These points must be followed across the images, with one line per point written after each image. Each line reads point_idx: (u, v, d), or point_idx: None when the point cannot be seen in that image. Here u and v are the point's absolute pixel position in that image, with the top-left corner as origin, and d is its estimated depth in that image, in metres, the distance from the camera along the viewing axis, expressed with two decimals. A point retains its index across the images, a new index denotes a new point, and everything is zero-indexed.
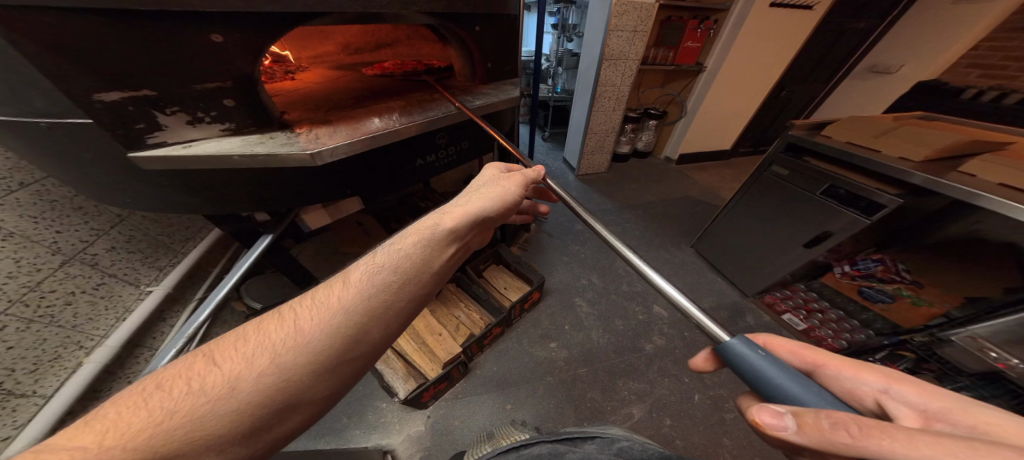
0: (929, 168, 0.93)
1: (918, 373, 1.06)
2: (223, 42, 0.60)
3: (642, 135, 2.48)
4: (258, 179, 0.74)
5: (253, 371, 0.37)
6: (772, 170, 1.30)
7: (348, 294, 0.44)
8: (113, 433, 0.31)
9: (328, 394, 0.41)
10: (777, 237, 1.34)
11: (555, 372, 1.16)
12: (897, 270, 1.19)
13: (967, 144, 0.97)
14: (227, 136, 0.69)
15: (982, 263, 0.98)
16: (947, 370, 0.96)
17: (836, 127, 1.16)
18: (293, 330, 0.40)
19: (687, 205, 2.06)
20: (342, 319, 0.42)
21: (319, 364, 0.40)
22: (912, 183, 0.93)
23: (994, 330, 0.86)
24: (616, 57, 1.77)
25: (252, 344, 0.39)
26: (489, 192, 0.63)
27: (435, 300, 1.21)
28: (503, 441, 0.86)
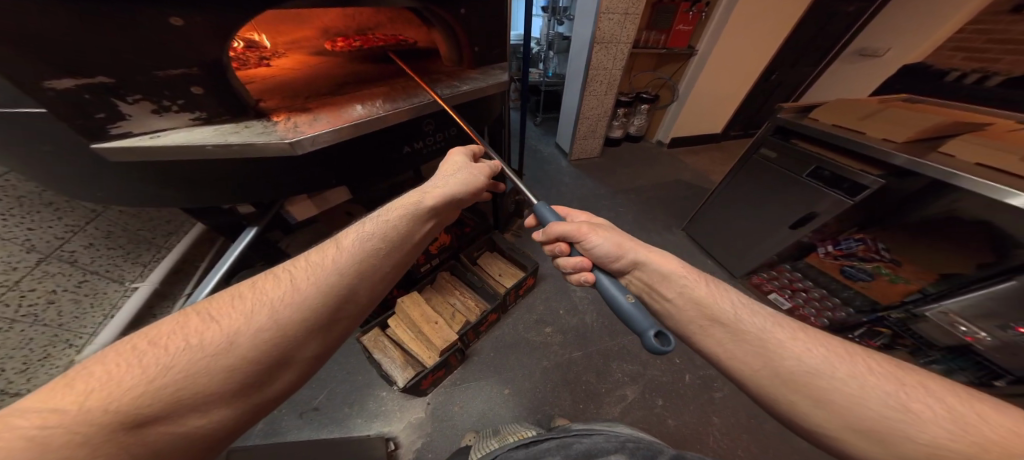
0: (911, 149, 0.95)
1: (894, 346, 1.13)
2: (184, 26, 0.57)
3: (634, 120, 2.45)
4: (234, 171, 0.71)
5: (251, 325, 0.39)
6: (760, 152, 1.32)
7: (346, 258, 0.49)
8: (97, 394, 0.31)
9: (316, 351, 0.44)
10: (763, 220, 1.37)
11: (550, 356, 1.18)
12: (877, 249, 1.23)
13: (946, 127, 1.00)
14: (198, 125, 0.67)
15: (957, 241, 1.02)
16: (924, 345, 1.01)
17: (824, 110, 1.18)
18: (290, 287, 0.43)
19: (679, 188, 2.07)
20: (335, 279, 0.46)
21: (312, 320, 0.43)
22: (894, 164, 0.96)
23: (964, 304, 0.87)
24: (607, 41, 1.73)
25: (251, 301, 0.41)
26: (462, 177, 0.69)
27: (431, 287, 1.20)
28: (510, 437, 0.84)
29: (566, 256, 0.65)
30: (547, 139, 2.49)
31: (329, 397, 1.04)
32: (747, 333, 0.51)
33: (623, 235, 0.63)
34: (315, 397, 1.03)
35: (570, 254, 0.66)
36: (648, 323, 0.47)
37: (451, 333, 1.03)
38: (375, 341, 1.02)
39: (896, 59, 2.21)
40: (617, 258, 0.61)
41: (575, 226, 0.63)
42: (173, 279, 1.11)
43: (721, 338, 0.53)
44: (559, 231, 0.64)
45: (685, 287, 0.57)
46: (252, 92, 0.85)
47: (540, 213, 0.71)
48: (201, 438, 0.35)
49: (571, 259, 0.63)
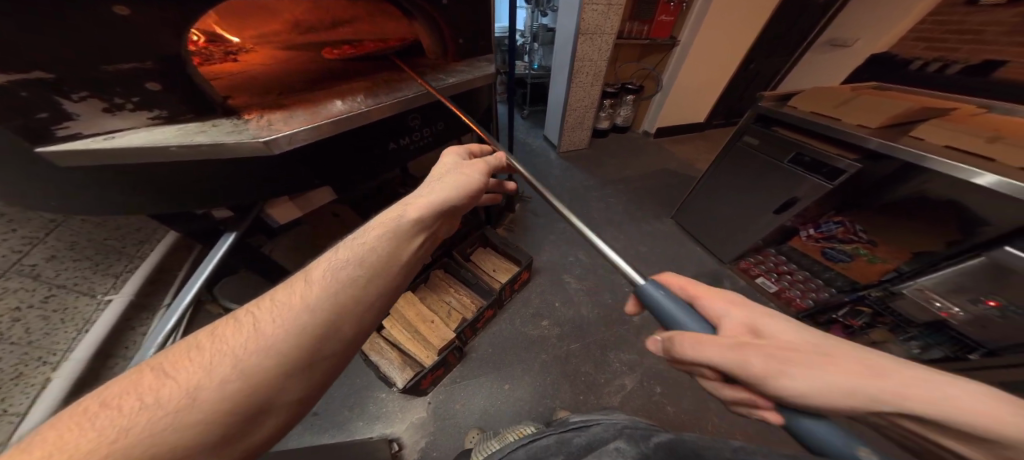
0: (885, 134, 0.99)
1: (873, 326, 1.12)
2: (131, 15, 0.52)
3: (621, 111, 2.47)
4: (203, 175, 0.67)
5: (215, 376, 0.35)
6: (743, 140, 1.35)
7: (318, 290, 0.43)
8: (60, 457, 0.28)
9: (300, 395, 0.38)
10: (747, 206, 1.39)
11: (548, 349, 1.19)
12: (855, 230, 1.28)
13: (914, 113, 1.04)
14: (159, 125, 0.62)
15: (923, 219, 1.08)
16: (900, 323, 1.03)
17: (802, 98, 1.21)
18: (254, 331, 0.38)
19: (666, 177, 2.10)
20: (307, 317, 0.40)
21: (287, 362, 0.38)
22: (868, 148, 0.99)
23: (937, 281, 0.90)
24: (592, 32, 1.73)
25: (212, 352, 0.36)
26: (451, 180, 0.65)
27: (424, 287, 1.17)
28: (510, 436, 0.84)
29: (723, 384, 0.43)
30: (535, 132, 2.47)
31: (327, 401, 1.01)
32: None
33: (809, 357, 0.35)
34: None
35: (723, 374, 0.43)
36: None
37: (448, 332, 1.02)
38: (370, 344, 1.00)
39: (863, 47, 2.30)
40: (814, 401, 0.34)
41: (710, 344, 0.40)
42: (149, 290, 1.05)
43: None
44: (703, 358, 0.40)
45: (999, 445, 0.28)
46: (218, 88, 0.80)
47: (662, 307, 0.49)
48: None
49: (730, 389, 0.43)
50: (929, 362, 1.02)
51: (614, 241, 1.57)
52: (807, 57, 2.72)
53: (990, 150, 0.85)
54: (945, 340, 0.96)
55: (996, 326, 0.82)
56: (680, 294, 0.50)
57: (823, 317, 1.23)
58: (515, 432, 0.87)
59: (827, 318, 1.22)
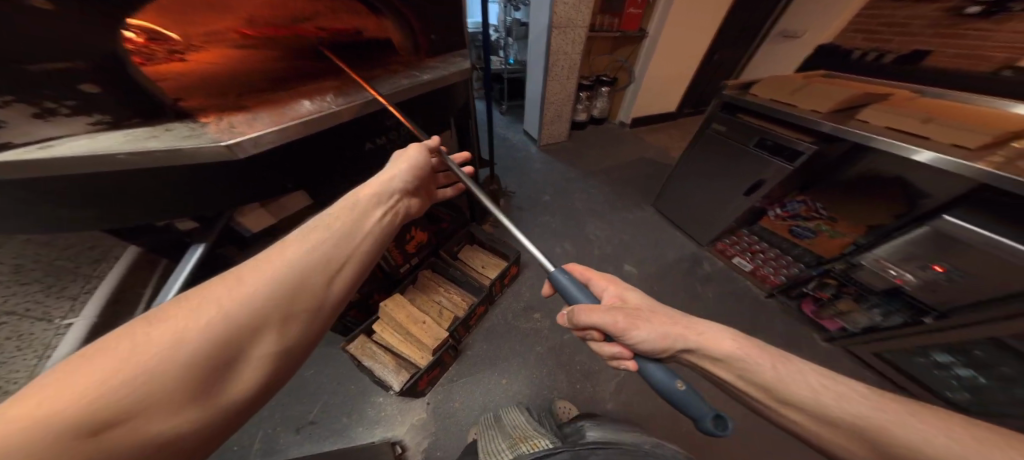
0: (834, 118, 1.06)
1: (839, 297, 1.19)
2: (51, 7, 0.46)
3: (597, 103, 2.51)
4: (155, 186, 0.58)
5: (207, 317, 0.36)
6: (711, 127, 1.40)
7: (280, 259, 0.44)
8: (50, 398, 0.27)
9: (286, 340, 0.41)
10: (718, 189, 1.44)
11: (542, 341, 1.20)
12: (816, 208, 1.38)
13: (858, 98, 1.13)
14: (101, 131, 0.57)
15: (880, 196, 1.20)
16: (862, 291, 1.10)
17: (761, 87, 1.28)
18: (245, 281, 0.40)
19: (643, 166, 2.16)
20: (292, 269, 0.44)
21: (276, 306, 0.40)
22: (821, 131, 1.07)
23: (891, 250, 0.97)
24: (564, 25, 1.73)
25: (201, 300, 0.37)
26: (405, 167, 0.70)
27: (414, 288, 1.14)
28: (523, 446, 0.71)
29: (602, 343, 0.54)
30: (514, 127, 2.47)
31: (324, 409, 0.98)
32: (811, 410, 0.44)
33: (657, 322, 0.50)
34: (309, 411, 0.97)
35: (604, 338, 0.54)
36: (704, 406, 0.43)
37: (441, 331, 1.01)
38: (362, 349, 0.95)
39: (813, 37, 2.44)
40: (661, 350, 0.50)
41: (603, 314, 0.51)
42: (117, 309, 0.92)
43: (801, 420, 0.45)
44: (591, 322, 0.51)
45: (743, 370, 0.48)
46: (167, 77, 0.71)
47: (568, 291, 0.58)
48: (168, 444, 0.30)
49: (608, 346, 0.53)
50: (887, 328, 1.06)
51: (597, 232, 1.59)
52: (764, 48, 2.87)
53: (925, 130, 0.94)
54: (901, 306, 1.03)
55: (944, 289, 0.88)
56: (579, 279, 0.64)
57: (796, 291, 1.29)
58: (527, 443, 0.72)
59: (799, 291, 1.28)
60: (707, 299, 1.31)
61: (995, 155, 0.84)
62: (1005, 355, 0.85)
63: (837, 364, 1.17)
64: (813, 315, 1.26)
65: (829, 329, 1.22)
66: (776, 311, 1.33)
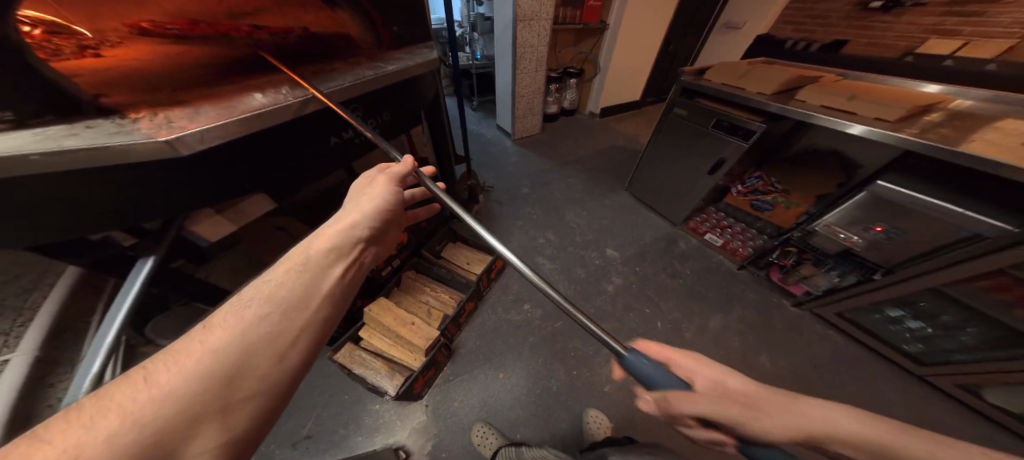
0: (777, 99, 1.15)
1: (800, 265, 1.24)
2: None
3: (566, 94, 2.55)
4: (88, 197, 0.49)
5: (106, 425, 0.23)
6: (674, 112, 1.45)
7: (221, 332, 0.30)
8: None
9: (237, 434, 0.27)
10: (684, 170, 1.49)
11: (535, 331, 1.21)
12: (772, 182, 1.50)
13: (796, 80, 1.24)
14: (4, 133, 0.46)
15: (823, 169, 1.32)
16: (820, 256, 1.16)
17: (713, 72, 1.35)
18: (177, 357, 0.28)
19: (614, 154, 2.22)
20: (245, 327, 0.30)
21: (215, 386, 0.27)
22: (769, 111, 1.14)
23: (841, 217, 1.04)
24: (529, 18, 1.73)
25: (112, 398, 0.25)
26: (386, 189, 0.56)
27: (398, 290, 1.10)
28: None
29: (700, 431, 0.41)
30: (486, 122, 2.44)
31: (319, 423, 0.93)
32: None
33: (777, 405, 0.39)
34: (303, 426, 0.92)
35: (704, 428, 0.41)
36: None
37: (432, 331, 0.96)
38: (350, 357, 0.92)
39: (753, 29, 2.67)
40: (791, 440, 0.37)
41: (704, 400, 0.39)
42: (62, 340, 0.63)
43: None
44: (689, 410, 0.40)
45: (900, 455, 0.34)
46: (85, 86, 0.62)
47: (647, 376, 0.44)
48: None
49: (704, 430, 0.41)
50: (846, 288, 1.11)
51: (577, 220, 1.62)
52: (711, 39, 3.07)
53: (851, 105, 1.04)
54: (853, 266, 1.10)
55: (886, 247, 0.98)
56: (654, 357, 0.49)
57: (763, 261, 1.33)
58: None
59: (766, 261, 1.32)
60: (685, 275, 1.38)
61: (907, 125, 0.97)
62: (947, 304, 0.95)
63: (806, 327, 1.20)
64: (781, 282, 1.30)
65: (795, 294, 1.27)
66: (748, 281, 1.38)
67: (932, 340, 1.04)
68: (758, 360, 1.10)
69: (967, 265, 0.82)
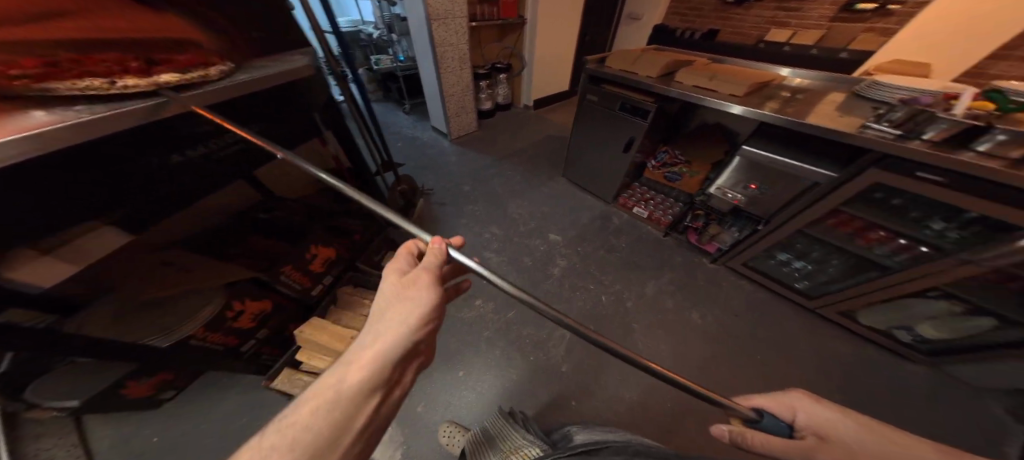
0: (662, 80, 1.22)
1: (709, 224, 1.43)
2: None
3: (498, 90, 2.58)
4: None
5: None
6: (587, 99, 1.49)
7: None
8: None
9: None
10: (605, 154, 1.59)
11: (490, 325, 1.25)
12: (676, 155, 1.62)
13: (682, 62, 1.32)
14: None
15: (705, 140, 1.57)
16: (722, 216, 1.37)
17: (614, 58, 1.37)
18: None
19: (551, 143, 2.31)
20: None
21: None
22: (660, 93, 1.21)
23: (731, 179, 1.23)
24: (443, 17, 1.72)
25: None
26: (419, 289, 0.47)
27: (335, 308, 1.07)
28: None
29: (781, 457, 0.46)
30: (422, 125, 2.39)
31: None
32: None
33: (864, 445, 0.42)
34: None
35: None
36: None
37: None
38: (291, 382, 0.93)
39: (653, 18, 2.97)
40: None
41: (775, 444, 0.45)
42: None
43: None
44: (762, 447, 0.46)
45: None
46: None
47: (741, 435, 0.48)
48: None
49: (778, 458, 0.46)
50: (743, 240, 1.29)
51: (520, 211, 1.68)
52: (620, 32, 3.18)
53: (714, 84, 1.12)
54: (745, 221, 1.33)
55: (761, 201, 1.16)
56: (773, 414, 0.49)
57: (681, 226, 1.52)
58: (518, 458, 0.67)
59: (684, 226, 1.51)
60: (620, 248, 1.51)
61: (754, 99, 1.10)
62: (813, 242, 1.17)
63: (722, 280, 1.37)
64: (698, 243, 1.46)
65: (710, 252, 1.44)
66: (673, 245, 1.53)
67: (813, 275, 1.23)
68: (688, 316, 1.25)
69: (808, 211, 1.01)
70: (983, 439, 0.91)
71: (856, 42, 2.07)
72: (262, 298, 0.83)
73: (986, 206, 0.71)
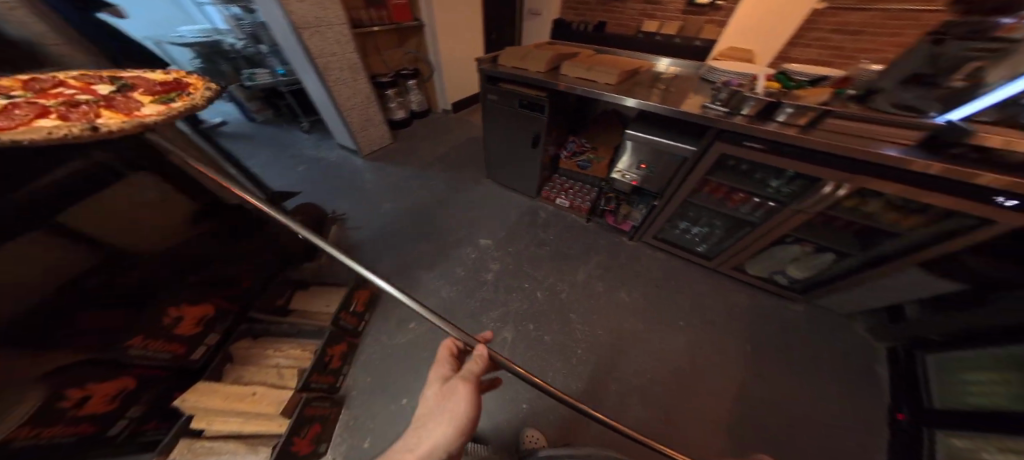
0: (550, 74, 1.26)
1: (618, 206, 1.50)
2: None
3: (409, 97, 2.48)
4: None
5: None
6: (489, 98, 1.47)
7: None
8: None
9: None
10: (517, 151, 1.60)
11: (428, 346, 1.21)
12: (582, 143, 1.68)
13: (568, 54, 1.35)
14: None
15: (600, 126, 1.69)
16: (625, 195, 1.45)
17: (506, 55, 1.36)
18: None
19: (473, 145, 2.29)
20: None
21: None
22: (548, 87, 1.24)
23: (628, 161, 1.27)
24: (314, 25, 1.55)
25: None
26: (455, 393, 0.57)
27: (233, 365, 1.04)
28: None
29: None
30: (326, 143, 2.24)
31: None
32: None
33: None
34: None
35: None
36: None
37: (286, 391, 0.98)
38: (194, 453, 0.85)
39: (549, 14, 3.00)
40: None
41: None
42: None
43: None
44: None
45: None
46: None
47: None
48: None
49: None
50: (647, 215, 1.39)
51: (448, 221, 1.63)
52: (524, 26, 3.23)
53: (592, 75, 1.18)
54: (648, 197, 1.43)
55: (651, 179, 1.23)
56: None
57: (599, 210, 1.60)
58: None
59: (600, 210, 1.59)
60: (549, 241, 1.54)
61: (628, 87, 1.17)
62: (702, 209, 1.29)
63: (642, 255, 1.46)
64: (615, 223, 1.54)
65: (625, 230, 1.53)
66: (596, 230, 1.60)
67: (711, 237, 1.36)
68: (618, 295, 1.31)
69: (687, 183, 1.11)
70: (852, 355, 1.10)
71: (703, 32, 2.34)
72: (118, 377, 0.76)
73: (799, 166, 0.88)
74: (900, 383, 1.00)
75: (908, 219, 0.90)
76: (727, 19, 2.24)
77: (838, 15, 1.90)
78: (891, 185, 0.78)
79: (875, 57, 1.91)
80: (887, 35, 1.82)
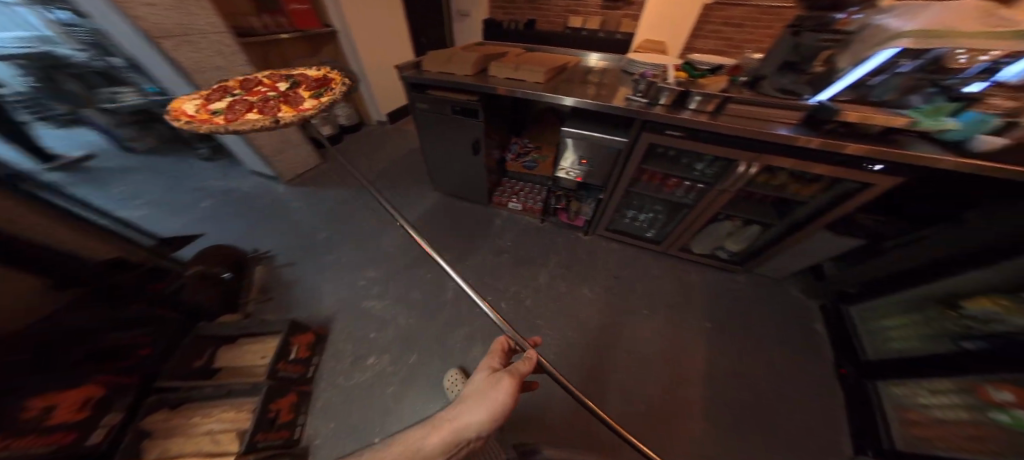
0: (478, 77, 1.20)
1: (568, 203, 1.50)
2: None
3: (336, 111, 2.27)
4: None
5: None
6: (418, 106, 1.37)
7: None
8: None
9: None
10: (456, 159, 1.53)
11: (394, 377, 1.09)
12: (525, 143, 1.67)
13: (493, 54, 1.31)
14: None
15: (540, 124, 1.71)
16: (572, 192, 1.41)
17: (429, 60, 1.28)
18: None
19: (414, 156, 2.17)
20: None
21: None
22: (477, 89, 1.18)
23: (569, 157, 1.24)
24: (180, 34, 1.31)
25: None
26: (502, 383, 0.52)
27: (151, 441, 0.86)
28: None
29: None
30: (235, 171, 1.97)
31: None
32: None
33: None
34: None
35: None
36: None
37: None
38: None
39: (478, 14, 2.94)
40: None
41: None
42: None
43: None
44: None
45: None
46: None
47: None
48: None
49: None
50: (596, 209, 1.40)
51: (394, 242, 1.52)
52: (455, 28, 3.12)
53: (520, 74, 1.15)
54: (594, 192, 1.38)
55: (594, 172, 1.23)
56: None
57: (552, 209, 1.58)
58: None
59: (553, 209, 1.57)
60: (508, 248, 1.50)
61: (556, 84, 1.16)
62: (646, 197, 1.33)
63: (598, 248, 1.48)
64: (570, 220, 1.53)
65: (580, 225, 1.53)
66: (552, 229, 1.60)
67: (659, 221, 1.42)
68: (580, 292, 1.31)
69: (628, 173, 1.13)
70: (790, 314, 1.22)
71: (622, 27, 2.49)
72: None
73: (714, 150, 0.94)
74: (837, 339, 1.12)
75: (803, 189, 1.01)
76: (640, 12, 2.39)
77: (723, 10, 2.19)
78: (788, 160, 0.87)
79: (755, 47, 2.26)
80: (762, 27, 2.15)
